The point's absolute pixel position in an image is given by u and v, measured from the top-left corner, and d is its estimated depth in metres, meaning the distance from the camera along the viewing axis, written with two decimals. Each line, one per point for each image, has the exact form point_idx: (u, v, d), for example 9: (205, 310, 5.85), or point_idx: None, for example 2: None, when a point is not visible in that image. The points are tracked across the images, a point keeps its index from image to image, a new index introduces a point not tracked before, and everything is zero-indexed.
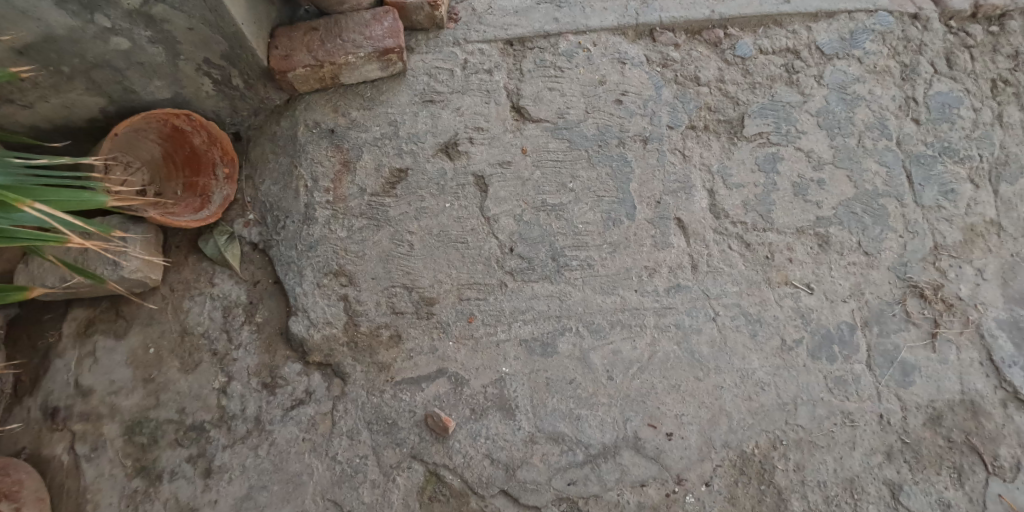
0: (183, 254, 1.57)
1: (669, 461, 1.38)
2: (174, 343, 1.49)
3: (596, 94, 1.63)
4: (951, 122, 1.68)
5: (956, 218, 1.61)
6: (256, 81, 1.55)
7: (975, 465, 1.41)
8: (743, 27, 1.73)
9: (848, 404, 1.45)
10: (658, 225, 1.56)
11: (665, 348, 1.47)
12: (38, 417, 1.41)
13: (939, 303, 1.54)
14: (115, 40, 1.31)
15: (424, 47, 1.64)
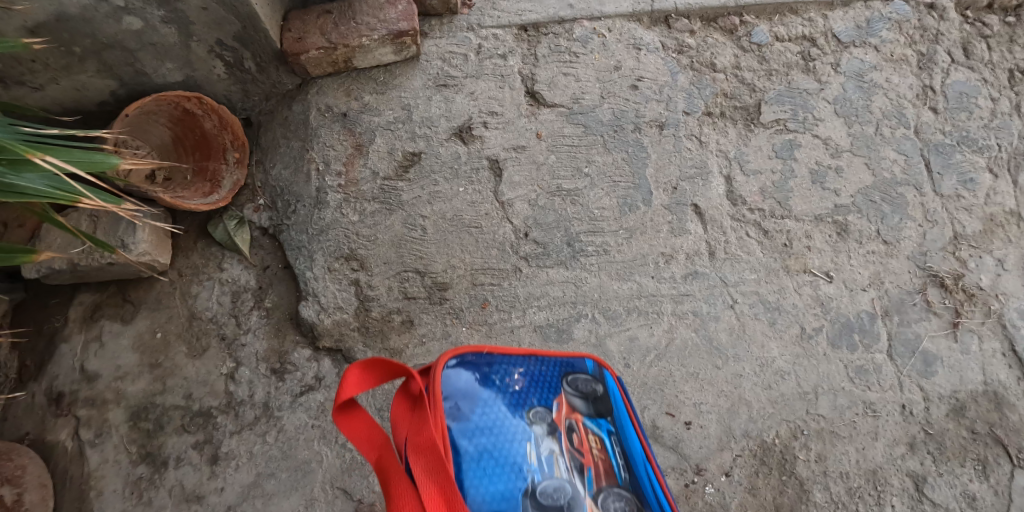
0: (192, 238, 1.54)
1: (688, 450, 1.35)
2: (182, 327, 1.46)
3: (612, 80, 1.61)
4: (969, 112, 1.66)
5: (975, 208, 1.59)
6: (269, 64, 1.54)
7: (1000, 458, 1.37)
8: (759, 14, 1.72)
9: (870, 394, 1.42)
10: (675, 211, 1.53)
11: (683, 335, 1.44)
12: (43, 402, 1.38)
13: (960, 293, 1.51)
14: (128, 20, 1.29)
15: (438, 32, 1.63)
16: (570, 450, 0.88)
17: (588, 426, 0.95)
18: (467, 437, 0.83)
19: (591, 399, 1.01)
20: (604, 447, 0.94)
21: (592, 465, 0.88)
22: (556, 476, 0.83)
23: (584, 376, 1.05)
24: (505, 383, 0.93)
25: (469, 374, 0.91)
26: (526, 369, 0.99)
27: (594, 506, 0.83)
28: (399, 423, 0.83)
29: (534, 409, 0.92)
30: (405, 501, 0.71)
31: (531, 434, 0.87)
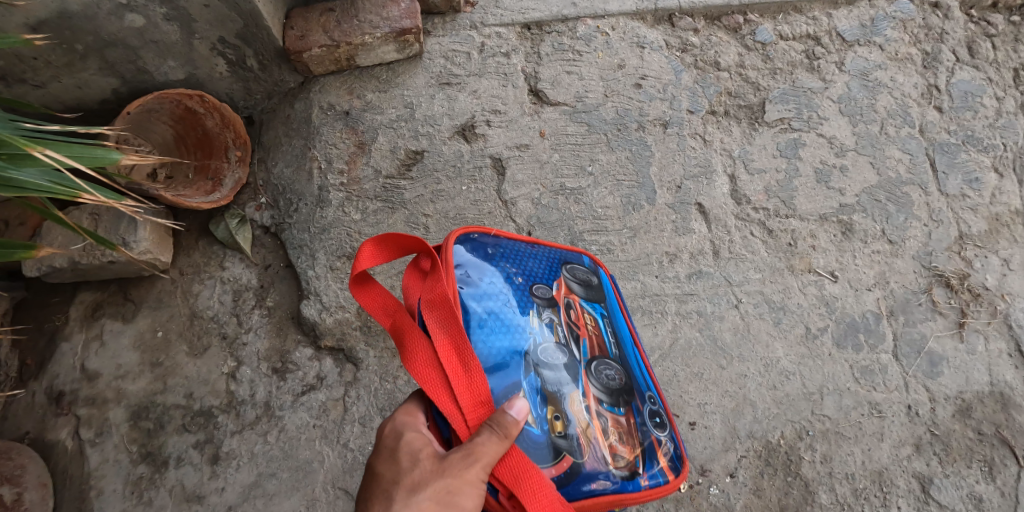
0: (193, 237, 1.54)
1: (692, 451, 1.34)
2: (182, 326, 1.45)
3: (615, 79, 1.61)
4: (974, 111, 1.66)
5: (981, 207, 1.58)
6: (271, 62, 1.53)
7: (1006, 459, 1.36)
8: (763, 12, 1.71)
9: (875, 395, 1.41)
10: (678, 210, 1.53)
11: (687, 335, 1.43)
12: (43, 401, 1.37)
13: (966, 293, 1.50)
14: (130, 17, 1.28)
15: (440, 30, 1.62)
16: (567, 323, 0.96)
17: (583, 307, 1.03)
18: (478, 301, 0.87)
19: (586, 285, 1.08)
20: (596, 324, 1.02)
21: (586, 338, 0.97)
22: (556, 341, 0.91)
23: (581, 268, 1.12)
24: (510, 260, 0.98)
25: (478, 249, 0.95)
26: (531, 253, 1.04)
27: (588, 370, 0.92)
28: (412, 289, 0.87)
29: (538, 284, 0.96)
30: (420, 355, 0.78)
31: (535, 304, 0.92)
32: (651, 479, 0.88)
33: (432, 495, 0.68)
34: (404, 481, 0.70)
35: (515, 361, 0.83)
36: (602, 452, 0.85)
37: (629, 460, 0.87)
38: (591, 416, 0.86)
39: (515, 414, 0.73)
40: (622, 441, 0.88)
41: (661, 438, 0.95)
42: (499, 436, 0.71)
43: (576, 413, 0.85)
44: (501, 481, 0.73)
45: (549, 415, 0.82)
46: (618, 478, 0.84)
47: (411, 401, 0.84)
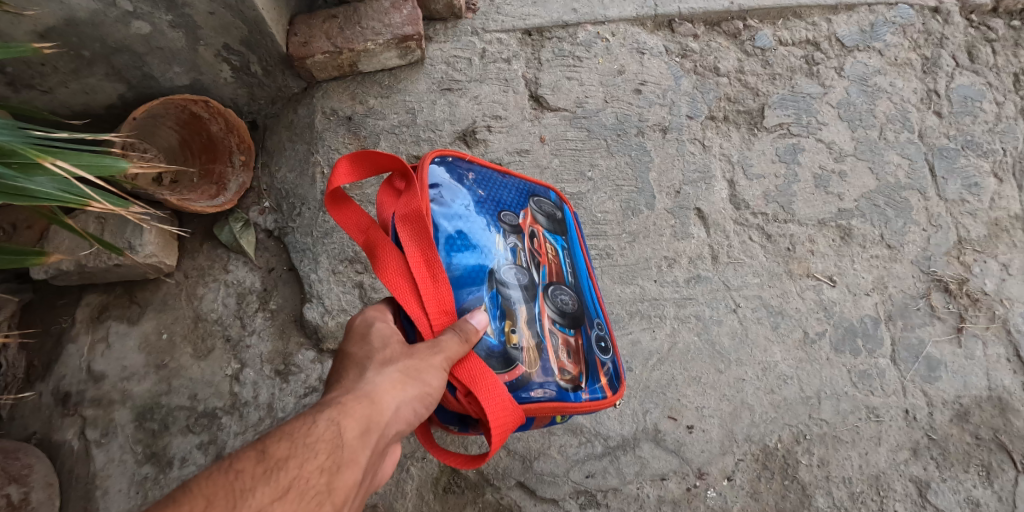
0: (198, 240, 1.56)
1: (690, 454, 1.35)
2: (187, 328, 1.47)
3: (615, 84, 1.62)
4: (974, 116, 1.66)
5: (980, 212, 1.58)
6: (275, 68, 1.55)
7: (1004, 463, 1.37)
8: (762, 18, 1.72)
9: (873, 399, 1.42)
10: (677, 215, 1.54)
11: (686, 338, 1.45)
12: (49, 402, 1.39)
13: (964, 297, 1.50)
14: (136, 24, 1.30)
15: (442, 36, 1.64)
16: (531, 250, 1.03)
17: (547, 237, 1.10)
18: (448, 219, 0.93)
19: (550, 218, 1.15)
20: (557, 254, 1.09)
21: (546, 265, 1.04)
22: (519, 264, 0.98)
23: (548, 203, 1.19)
24: (482, 186, 1.03)
25: (451, 171, 1.00)
26: (503, 183, 1.10)
27: (545, 293, 1.00)
28: (386, 203, 0.92)
29: (506, 212, 1.03)
30: (391, 263, 0.85)
31: (502, 229, 0.99)
32: (591, 393, 0.99)
33: (402, 368, 0.78)
34: (377, 355, 0.81)
35: (479, 278, 0.91)
36: (549, 366, 0.94)
37: (574, 374, 0.98)
38: (543, 334, 0.96)
39: (476, 323, 0.84)
40: (569, 358, 0.98)
41: (603, 359, 1.06)
42: (461, 338, 0.81)
43: (529, 330, 0.94)
44: (458, 380, 0.83)
45: (507, 329, 0.91)
46: (563, 389, 0.94)
47: (377, 306, 0.92)
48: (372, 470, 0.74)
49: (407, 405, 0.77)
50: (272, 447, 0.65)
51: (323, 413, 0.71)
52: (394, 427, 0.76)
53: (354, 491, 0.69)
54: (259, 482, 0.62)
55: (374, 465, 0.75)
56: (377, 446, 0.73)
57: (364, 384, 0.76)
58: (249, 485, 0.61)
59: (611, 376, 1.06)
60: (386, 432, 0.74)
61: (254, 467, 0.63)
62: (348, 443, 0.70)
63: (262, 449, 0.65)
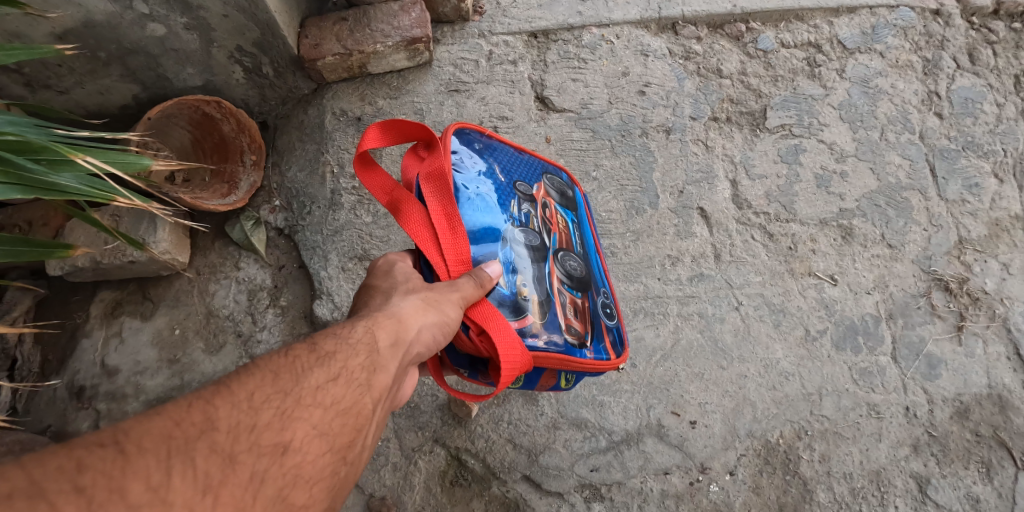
0: (209, 238, 1.59)
1: (693, 449, 1.37)
2: (199, 324, 1.50)
3: (619, 86, 1.65)
4: (975, 117, 1.68)
5: (980, 212, 1.60)
6: (285, 70, 1.58)
7: (1004, 460, 1.39)
8: (765, 21, 1.75)
9: (874, 397, 1.44)
10: (680, 214, 1.56)
11: (689, 336, 1.47)
12: (64, 396, 1.43)
13: (964, 296, 1.52)
14: (152, 26, 1.34)
15: (449, 39, 1.68)
16: (542, 217, 1.06)
17: (558, 210, 1.14)
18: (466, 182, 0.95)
19: (562, 195, 1.19)
20: (566, 225, 1.13)
21: (556, 233, 1.08)
22: (531, 227, 1.01)
23: (561, 182, 1.23)
24: (497, 158, 1.08)
25: (469, 143, 1.05)
26: (520, 159, 1.14)
27: (555, 256, 1.03)
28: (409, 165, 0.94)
29: (520, 183, 1.07)
30: (415, 216, 0.86)
31: (517, 196, 1.03)
32: (595, 353, 1.02)
33: (423, 297, 0.82)
34: (402, 287, 0.88)
35: (496, 235, 0.94)
36: (558, 321, 0.96)
37: (579, 333, 1.00)
38: (552, 291, 0.98)
39: (490, 271, 0.87)
40: (575, 318, 1.01)
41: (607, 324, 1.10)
42: (477, 283, 0.84)
43: (540, 287, 0.96)
44: (472, 320, 0.85)
45: (518, 281, 0.93)
46: (569, 343, 0.96)
47: (393, 258, 0.94)
48: (399, 380, 0.81)
49: (430, 329, 0.81)
50: (320, 342, 0.74)
51: (360, 323, 0.79)
52: (416, 348, 0.81)
53: (386, 392, 0.77)
54: (312, 366, 0.71)
55: (401, 378, 0.82)
56: (403, 359, 0.80)
57: (394, 304, 0.83)
58: (305, 367, 0.70)
59: (615, 341, 1.10)
60: (412, 348, 0.81)
61: (308, 355, 0.72)
62: (381, 351, 0.77)
63: (313, 343, 0.74)
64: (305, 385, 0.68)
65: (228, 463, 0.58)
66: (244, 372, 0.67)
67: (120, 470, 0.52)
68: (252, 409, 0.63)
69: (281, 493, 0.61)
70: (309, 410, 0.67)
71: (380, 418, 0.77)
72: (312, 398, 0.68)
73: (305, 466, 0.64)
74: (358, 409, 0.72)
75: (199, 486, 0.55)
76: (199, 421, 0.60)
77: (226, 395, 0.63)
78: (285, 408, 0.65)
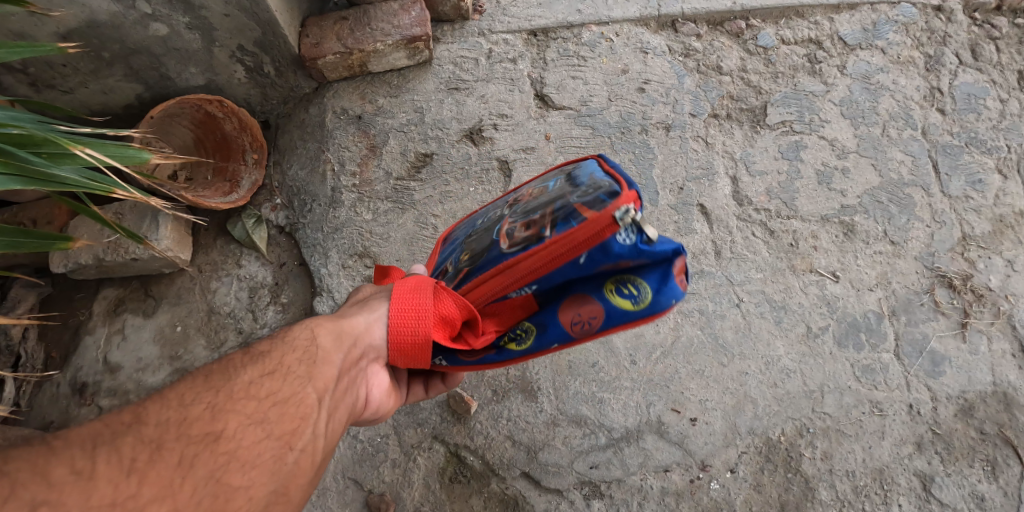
0: (211, 236, 1.60)
1: (693, 446, 1.37)
2: (200, 321, 1.51)
3: (619, 83, 1.65)
4: (977, 113, 1.67)
5: (984, 209, 1.59)
6: (287, 69, 1.59)
7: (1009, 458, 1.37)
8: (764, 18, 1.76)
9: (876, 394, 1.42)
10: (681, 210, 1.56)
11: (689, 332, 1.46)
12: (67, 392, 1.44)
13: (969, 293, 1.50)
14: (154, 26, 1.35)
15: (449, 38, 1.69)
16: (517, 194, 1.08)
17: (548, 175, 1.09)
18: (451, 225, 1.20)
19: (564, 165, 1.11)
20: (550, 177, 1.05)
21: (529, 192, 1.05)
22: (493, 211, 1.07)
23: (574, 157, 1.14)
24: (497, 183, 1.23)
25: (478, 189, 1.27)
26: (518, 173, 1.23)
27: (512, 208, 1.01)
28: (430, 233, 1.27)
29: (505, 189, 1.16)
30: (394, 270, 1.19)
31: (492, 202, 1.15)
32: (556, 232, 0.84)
33: (370, 303, 1.01)
34: (357, 301, 1.05)
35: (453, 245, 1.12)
36: (499, 244, 0.93)
37: (531, 233, 0.89)
38: (499, 229, 0.97)
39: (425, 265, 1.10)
40: (529, 227, 0.91)
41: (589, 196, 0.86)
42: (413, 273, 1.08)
43: (482, 242, 1.00)
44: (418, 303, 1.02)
45: (461, 255, 1.03)
46: (508, 253, 0.90)
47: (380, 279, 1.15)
48: (350, 376, 0.93)
49: (378, 321, 0.96)
50: (261, 350, 0.89)
51: (300, 329, 0.95)
52: (365, 342, 0.95)
53: (328, 383, 0.88)
54: (246, 368, 0.84)
55: (352, 375, 0.94)
56: (349, 351, 0.93)
57: (342, 312, 0.99)
58: (236, 371, 0.83)
59: (606, 195, 0.83)
60: (357, 342, 0.94)
61: (242, 359, 0.86)
62: (320, 348, 0.91)
63: (249, 349, 0.88)
64: (238, 382, 0.81)
65: (153, 450, 0.68)
66: (185, 383, 0.80)
67: (51, 458, 0.63)
68: (181, 406, 0.75)
69: (214, 473, 0.70)
70: (242, 401, 0.78)
71: (331, 410, 0.87)
72: (244, 393, 0.80)
73: (240, 450, 0.73)
74: (297, 399, 0.83)
75: (122, 469, 0.65)
76: (127, 420, 0.71)
77: (158, 400, 0.75)
78: (216, 403, 0.77)
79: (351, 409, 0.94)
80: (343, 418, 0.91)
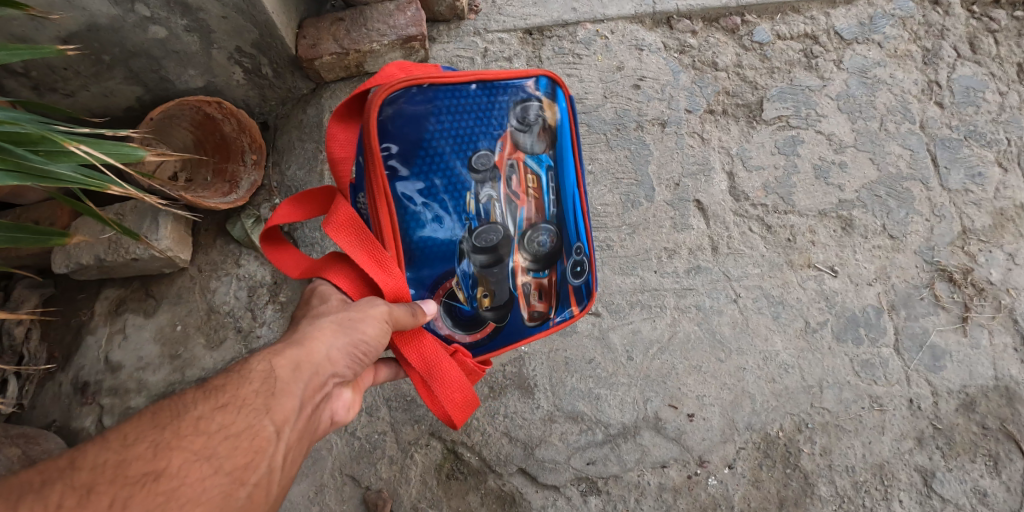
0: (211, 237, 1.61)
1: (691, 443, 1.36)
2: (200, 320, 1.52)
3: (614, 80, 1.65)
4: (977, 106, 1.66)
5: (984, 202, 1.57)
6: (285, 70, 1.61)
7: (1012, 453, 1.35)
8: (760, 14, 1.75)
9: (876, 389, 1.41)
10: (677, 207, 1.56)
11: (685, 328, 1.46)
12: (70, 391, 1.46)
13: (969, 287, 1.49)
14: (153, 29, 1.37)
15: (445, 37, 1.71)
16: (506, 196, 1.08)
17: (527, 165, 1.09)
18: (407, 183, 1.00)
19: (534, 130, 1.09)
20: (540, 185, 1.11)
21: (526, 207, 1.10)
22: (491, 221, 1.07)
23: (533, 102, 1.08)
24: (446, 120, 1.01)
25: (408, 116, 0.98)
26: (474, 96, 1.03)
27: (519, 243, 1.11)
28: (342, 165, 0.97)
29: (480, 152, 1.05)
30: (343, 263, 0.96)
31: (472, 185, 1.05)
32: (559, 318, 1.20)
33: (333, 319, 0.90)
34: (316, 315, 0.93)
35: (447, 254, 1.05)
36: (520, 311, 1.15)
37: (544, 311, 1.17)
38: (514, 287, 1.12)
39: (426, 310, 1.00)
40: (541, 301, 1.16)
41: (581, 289, 1.22)
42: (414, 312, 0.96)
43: (501, 290, 1.11)
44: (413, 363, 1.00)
45: (479, 294, 1.09)
46: (533, 327, 1.17)
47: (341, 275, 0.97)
48: (314, 403, 0.85)
49: (343, 347, 0.89)
50: (216, 377, 0.81)
51: (262, 352, 0.85)
52: (330, 366, 0.88)
53: (290, 413, 0.80)
54: (197, 400, 0.77)
55: (319, 400, 0.86)
56: (311, 379, 0.85)
57: (302, 330, 0.90)
58: (189, 402, 0.76)
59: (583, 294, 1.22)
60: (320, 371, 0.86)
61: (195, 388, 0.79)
62: (281, 375, 0.82)
63: (204, 380, 0.80)
64: (186, 416, 0.74)
65: (84, 495, 0.65)
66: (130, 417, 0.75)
67: None
68: (123, 446, 0.70)
69: None
70: (190, 438, 0.72)
71: (294, 440, 0.81)
72: (193, 428, 0.73)
73: (182, 490, 0.68)
74: (253, 432, 0.76)
75: None
76: (65, 464, 0.68)
77: (99, 440, 0.70)
78: (159, 441, 0.71)
79: (311, 433, 0.87)
80: (306, 444, 0.85)
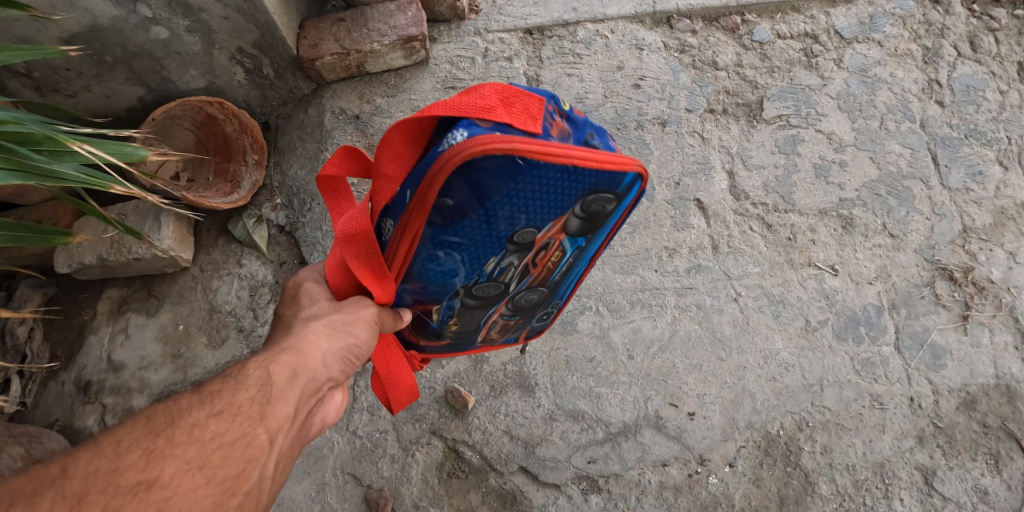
0: (212, 237, 1.62)
1: (691, 441, 1.36)
2: (202, 320, 1.53)
3: (614, 80, 1.66)
4: (977, 105, 1.66)
5: (985, 201, 1.57)
6: (286, 70, 1.62)
7: (1013, 451, 1.35)
8: (760, 13, 1.76)
9: (876, 387, 1.41)
10: (677, 206, 1.56)
11: (686, 327, 1.46)
12: (72, 390, 1.47)
13: (969, 286, 1.49)
14: (155, 29, 1.37)
15: (446, 37, 1.71)
16: (524, 264, 0.94)
17: (561, 244, 0.94)
18: (440, 237, 0.81)
19: (590, 217, 0.90)
20: (559, 261, 1.01)
21: (534, 276, 1.00)
22: (499, 280, 0.96)
23: (608, 194, 0.86)
24: (520, 193, 0.77)
25: (479, 179, 0.74)
26: (556, 180, 0.78)
27: (511, 298, 1.05)
28: (387, 175, 0.79)
29: (526, 230, 0.85)
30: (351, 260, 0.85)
31: (500, 251, 0.87)
32: (506, 339, 1.27)
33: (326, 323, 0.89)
34: (307, 318, 0.92)
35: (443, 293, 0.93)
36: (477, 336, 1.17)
37: (498, 336, 1.22)
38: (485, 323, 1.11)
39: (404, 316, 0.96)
40: (499, 331, 1.20)
41: (535, 327, 1.28)
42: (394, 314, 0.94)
43: (473, 323, 1.09)
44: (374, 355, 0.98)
45: (451, 323, 1.05)
46: (481, 345, 1.22)
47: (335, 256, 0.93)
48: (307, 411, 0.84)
49: (337, 354, 0.88)
50: (210, 384, 0.80)
51: (256, 359, 0.84)
52: (324, 373, 0.87)
53: (285, 421, 0.80)
54: (192, 406, 0.76)
55: (312, 407, 0.86)
56: (305, 387, 0.84)
57: (295, 337, 0.88)
58: (183, 410, 0.76)
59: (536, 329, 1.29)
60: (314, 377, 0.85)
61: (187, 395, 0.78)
62: (275, 382, 0.82)
63: (199, 386, 0.80)
64: (180, 424, 0.74)
65: (75, 504, 0.64)
66: (123, 425, 0.74)
67: None
68: (116, 454, 0.69)
69: None
70: (183, 446, 0.72)
71: (287, 449, 0.80)
72: (187, 436, 0.73)
73: (174, 499, 0.67)
74: (247, 440, 0.75)
75: None
76: (56, 472, 0.67)
77: (92, 447, 0.70)
78: (152, 449, 0.70)
79: (303, 441, 0.87)
80: (299, 450, 0.84)
